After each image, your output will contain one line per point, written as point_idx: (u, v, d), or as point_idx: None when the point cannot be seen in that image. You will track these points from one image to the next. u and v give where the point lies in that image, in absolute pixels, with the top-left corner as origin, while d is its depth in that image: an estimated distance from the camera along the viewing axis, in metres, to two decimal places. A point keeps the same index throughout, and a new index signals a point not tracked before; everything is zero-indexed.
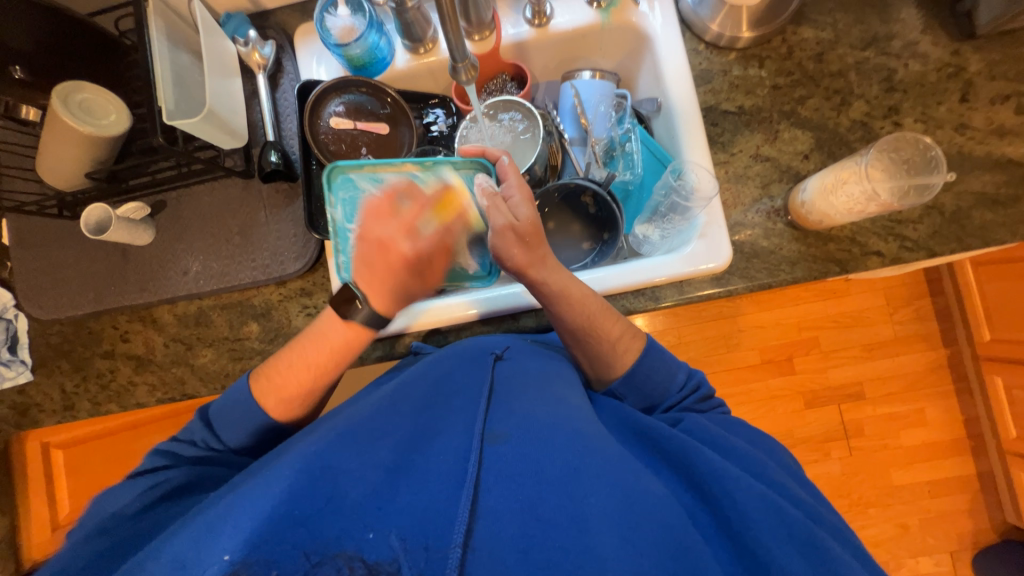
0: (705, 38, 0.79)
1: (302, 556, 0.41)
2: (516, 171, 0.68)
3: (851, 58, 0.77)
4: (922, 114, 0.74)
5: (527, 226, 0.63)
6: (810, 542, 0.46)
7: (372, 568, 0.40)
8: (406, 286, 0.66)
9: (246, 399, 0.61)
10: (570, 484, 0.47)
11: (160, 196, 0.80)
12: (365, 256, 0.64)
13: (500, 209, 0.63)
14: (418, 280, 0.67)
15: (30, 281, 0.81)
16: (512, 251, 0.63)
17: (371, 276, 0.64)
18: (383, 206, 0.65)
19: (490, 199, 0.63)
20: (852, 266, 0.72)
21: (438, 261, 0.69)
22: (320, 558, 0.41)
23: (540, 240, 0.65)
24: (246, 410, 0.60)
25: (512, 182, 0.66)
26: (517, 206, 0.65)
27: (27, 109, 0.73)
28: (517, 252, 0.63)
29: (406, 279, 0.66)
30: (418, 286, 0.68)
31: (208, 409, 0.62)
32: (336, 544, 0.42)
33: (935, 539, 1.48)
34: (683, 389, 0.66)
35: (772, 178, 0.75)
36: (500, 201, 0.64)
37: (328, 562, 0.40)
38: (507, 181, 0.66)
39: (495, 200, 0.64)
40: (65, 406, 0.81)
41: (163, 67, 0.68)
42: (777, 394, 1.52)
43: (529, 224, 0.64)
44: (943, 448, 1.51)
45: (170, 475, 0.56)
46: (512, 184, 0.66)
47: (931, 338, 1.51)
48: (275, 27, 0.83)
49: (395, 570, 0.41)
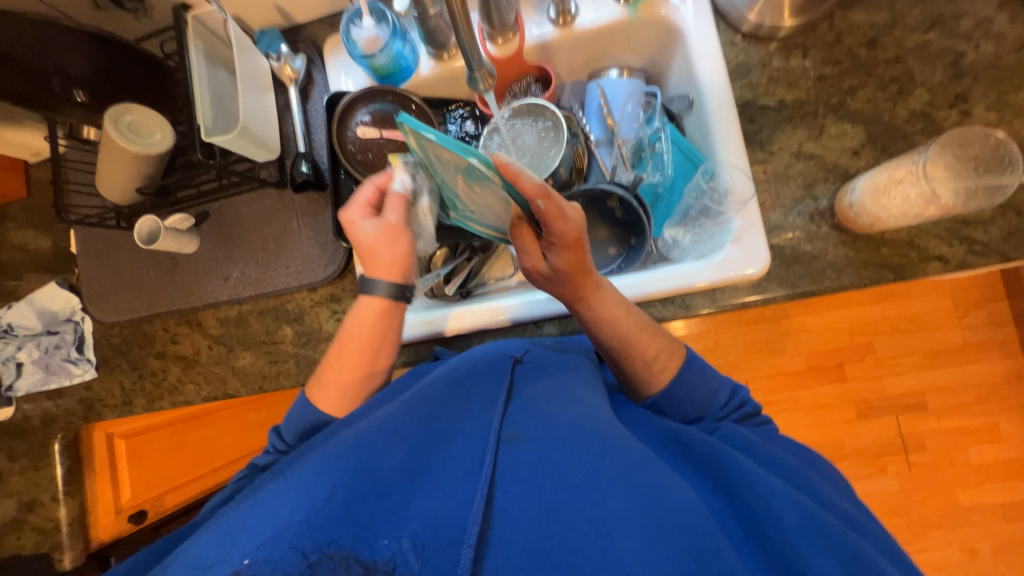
0: (742, 29, 0.74)
1: (299, 557, 0.40)
2: (559, 212, 0.54)
3: (910, 42, 0.69)
4: (997, 102, 0.66)
5: (553, 275, 0.60)
6: (859, 555, 0.43)
7: (368, 567, 0.40)
8: (360, 230, 0.63)
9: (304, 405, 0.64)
10: (590, 489, 0.45)
11: (203, 207, 0.85)
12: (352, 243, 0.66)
13: (529, 251, 0.60)
14: (380, 230, 0.63)
15: (94, 287, 0.88)
16: (557, 291, 0.62)
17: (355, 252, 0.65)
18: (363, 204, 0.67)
19: (517, 235, 0.60)
20: (909, 272, 0.65)
21: (393, 212, 0.63)
22: (318, 557, 0.40)
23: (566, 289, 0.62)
24: (302, 410, 0.64)
25: (556, 227, 0.55)
26: (551, 251, 0.59)
27: (89, 130, 0.82)
28: (559, 291, 0.62)
29: (363, 234, 0.63)
30: (386, 234, 0.63)
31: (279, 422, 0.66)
32: (332, 544, 0.41)
33: (1009, 568, 1.34)
34: (726, 406, 0.62)
35: (816, 177, 0.70)
36: (529, 239, 0.60)
37: (325, 561, 0.40)
38: (549, 227, 0.56)
39: (523, 238, 0.60)
40: (124, 402, 0.88)
41: (201, 86, 0.71)
42: (825, 403, 1.42)
43: (565, 275, 0.59)
44: (1021, 468, 1.35)
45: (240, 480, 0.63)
46: (553, 232, 0.56)
47: (1007, 345, 1.36)
48: (306, 40, 0.86)
49: (393, 568, 0.41)
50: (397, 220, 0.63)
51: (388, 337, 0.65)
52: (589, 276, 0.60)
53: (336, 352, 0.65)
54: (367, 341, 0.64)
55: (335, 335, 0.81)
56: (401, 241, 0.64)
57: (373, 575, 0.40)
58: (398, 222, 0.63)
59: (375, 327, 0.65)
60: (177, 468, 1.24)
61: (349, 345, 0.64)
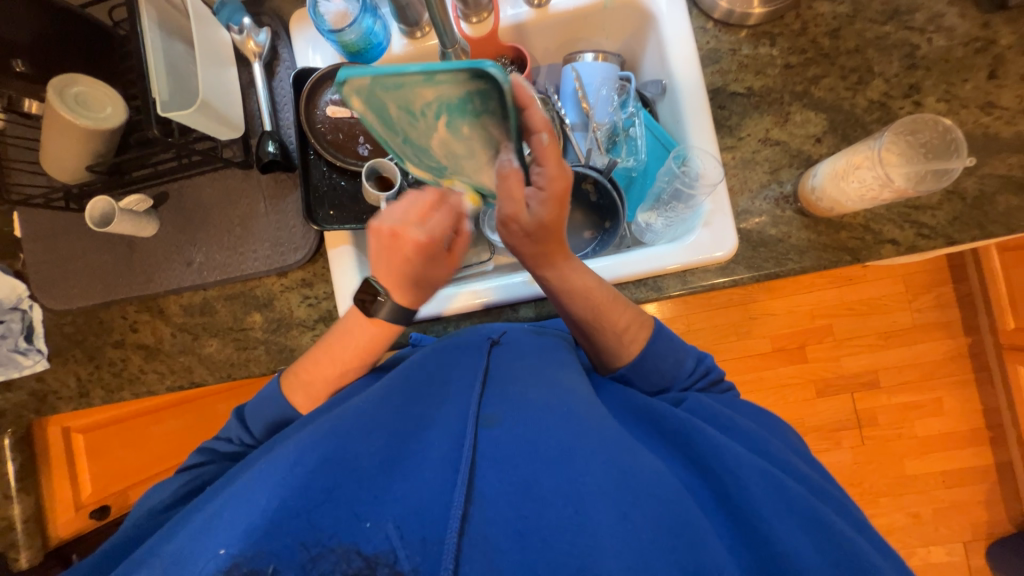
0: (714, 15, 0.75)
1: (301, 549, 0.40)
2: (556, 154, 0.53)
3: (870, 34, 0.72)
4: (946, 93, 0.70)
5: (533, 227, 0.57)
6: (814, 516, 0.46)
7: (369, 561, 0.40)
8: (424, 270, 0.61)
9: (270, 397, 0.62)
10: (566, 464, 0.46)
11: (162, 188, 0.81)
12: (390, 255, 0.59)
13: (512, 199, 0.54)
14: (442, 275, 0.63)
15: (43, 273, 0.83)
16: (522, 246, 0.60)
17: (392, 274, 0.61)
18: (422, 206, 0.59)
19: (502, 179, 0.53)
20: (865, 254, 0.69)
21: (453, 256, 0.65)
22: (319, 550, 0.41)
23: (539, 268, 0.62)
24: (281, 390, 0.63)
25: (549, 169, 0.53)
26: (535, 200, 0.55)
27: (30, 103, 0.74)
28: (525, 246, 0.60)
29: (425, 272, 0.61)
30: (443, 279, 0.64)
31: (243, 409, 0.65)
32: (332, 537, 0.42)
33: (948, 530, 1.46)
34: (693, 374, 0.64)
35: (781, 162, 0.72)
36: (517, 184, 0.53)
37: (326, 556, 0.41)
38: (542, 166, 0.53)
39: (510, 183, 0.53)
40: (81, 394, 0.83)
41: (155, 58, 0.68)
42: (787, 383, 1.50)
43: (545, 226, 0.57)
44: (960, 438, 1.47)
45: (208, 473, 0.61)
46: (546, 174, 0.53)
47: (951, 326, 1.46)
48: (270, 13, 0.82)
49: (393, 561, 0.41)
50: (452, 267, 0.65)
51: (364, 327, 0.64)
52: (561, 247, 0.61)
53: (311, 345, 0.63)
54: (346, 331, 0.63)
55: (307, 321, 0.79)
56: (439, 281, 0.64)
57: (375, 568, 0.40)
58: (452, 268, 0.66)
59: (358, 323, 0.64)
60: (140, 463, 1.19)
61: (325, 338, 0.63)
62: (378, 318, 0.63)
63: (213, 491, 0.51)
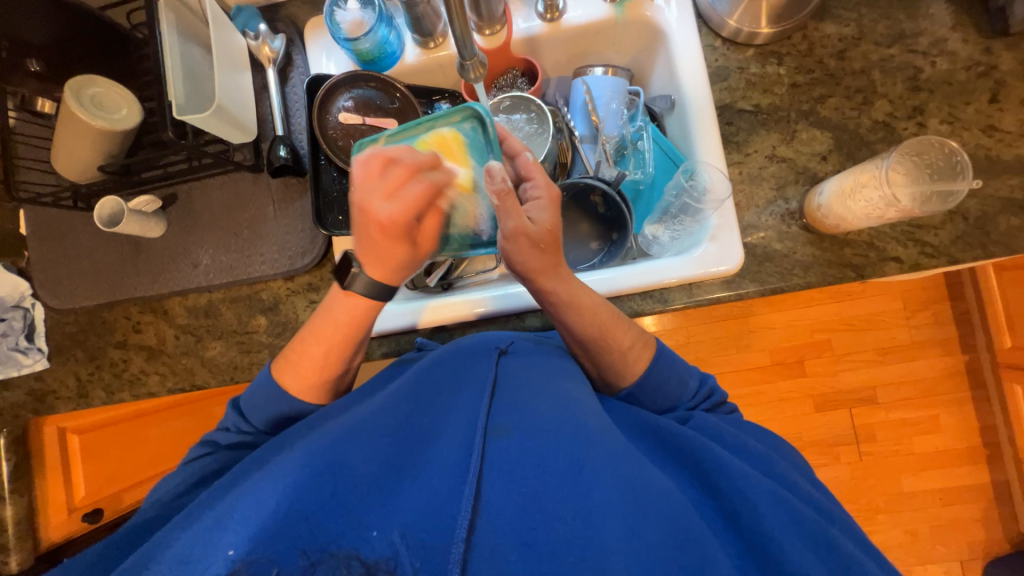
0: (722, 34, 0.77)
1: (301, 555, 0.40)
2: (540, 169, 0.63)
3: (875, 56, 0.74)
4: (949, 115, 0.71)
5: (541, 234, 0.59)
6: (823, 539, 0.46)
7: (369, 567, 0.41)
8: (394, 253, 0.60)
9: (274, 401, 0.62)
10: (574, 478, 0.46)
11: (171, 189, 0.81)
12: (362, 229, 0.58)
13: (514, 212, 0.58)
14: (416, 252, 0.61)
15: (47, 271, 0.82)
16: (524, 257, 0.60)
17: (364, 250, 0.60)
18: (377, 168, 0.55)
19: (500, 200, 0.57)
20: (869, 271, 0.70)
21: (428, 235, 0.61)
22: (320, 555, 0.41)
23: (549, 276, 0.62)
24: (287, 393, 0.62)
25: (539, 181, 0.62)
26: (534, 209, 0.61)
27: (43, 102, 0.75)
28: (528, 258, 0.60)
29: (397, 252, 0.60)
30: (416, 257, 0.62)
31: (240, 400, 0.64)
32: (334, 543, 0.42)
33: (945, 548, 1.45)
34: (696, 395, 0.64)
35: (788, 179, 0.73)
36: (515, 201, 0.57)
37: (327, 560, 0.41)
38: (532, 180, 0.62)
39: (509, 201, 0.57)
40: (80, 394, 0.83)
41: (173, 61, 0.68)
42: (787, 397, 1.50)
43: (549, 232, 0.61)
44: (957, 456, 1.47)
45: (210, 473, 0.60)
46: (538, 183, 0.62)
47: (949, 343, 1.47)
48: (286, 20, 0.83)
49: (393, 567, 0.41)
50: (428, 245, 0.62)
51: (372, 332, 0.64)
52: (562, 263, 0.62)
53: (318, 351, 0.63)
54: (359, 334, 0.64)
55: (313, 325, 0.79)
56: (411, 255, 0.61)
57: (375, 574, 0.40)
58: (427, 245, 0.62)
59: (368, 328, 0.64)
60: (135, 465, 1.18)
61: (333, 342, 0.63)
62: (352, 292, 0.62)
63: (218, 486, 0.51)
